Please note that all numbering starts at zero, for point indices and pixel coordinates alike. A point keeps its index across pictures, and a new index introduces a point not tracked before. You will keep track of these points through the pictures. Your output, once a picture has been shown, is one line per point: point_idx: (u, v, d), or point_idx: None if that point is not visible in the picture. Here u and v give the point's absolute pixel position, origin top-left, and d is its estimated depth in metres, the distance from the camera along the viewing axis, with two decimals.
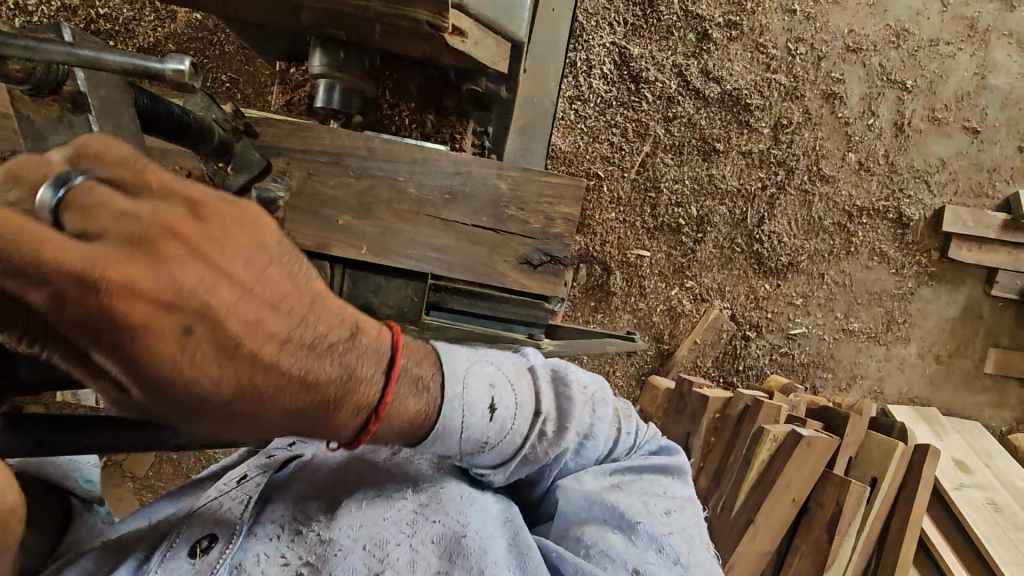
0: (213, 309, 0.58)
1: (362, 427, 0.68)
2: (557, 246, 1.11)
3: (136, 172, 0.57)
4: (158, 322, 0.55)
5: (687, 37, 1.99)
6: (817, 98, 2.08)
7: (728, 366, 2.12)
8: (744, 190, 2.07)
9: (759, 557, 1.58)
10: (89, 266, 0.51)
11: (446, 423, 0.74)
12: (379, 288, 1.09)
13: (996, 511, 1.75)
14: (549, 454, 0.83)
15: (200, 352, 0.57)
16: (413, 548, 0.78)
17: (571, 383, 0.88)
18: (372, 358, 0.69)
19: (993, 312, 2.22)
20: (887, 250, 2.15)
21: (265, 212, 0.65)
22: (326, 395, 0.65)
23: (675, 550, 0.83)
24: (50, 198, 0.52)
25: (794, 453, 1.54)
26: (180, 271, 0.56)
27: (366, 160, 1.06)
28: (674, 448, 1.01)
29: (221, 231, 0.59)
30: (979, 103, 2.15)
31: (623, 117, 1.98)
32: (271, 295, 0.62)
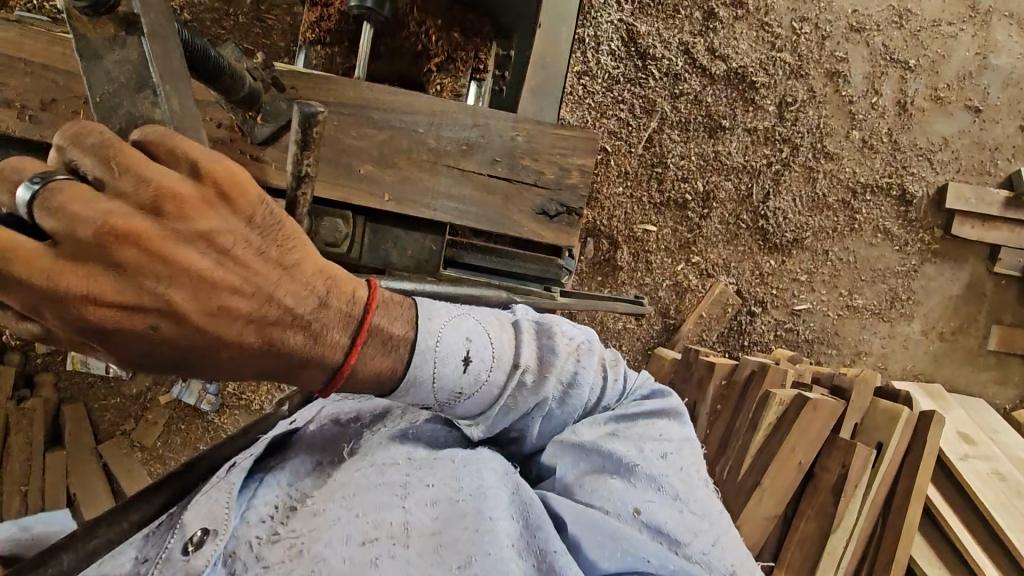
0: (174, 299, 0.55)
1: (325, 386, 0.67)
2: (572, 198, 1.11)
3: (104, 155, 0.52)
4: (126, 324, 0.54)
5: (693, 15, 2.02)
6: (822, 76, 2.11)
7: (734, 340, 2.13)
8: (749, 167, 2.09)
9: (765, 521, 1.59)
10: (53, 278, 0.50)
11: (416, 373, 0.70)
12: (397, 240, 1.11)
13: (1001, 480, 1.76)
14: (530, 403, 0.78)
15: (168, 343, 0.56)
16: (407, 510, 0.72)
17: (555, 334, 0.81)
18: (339, 325, 0.65)
19: (996, 290, 2.24)
20: (891, 227, 2.17)
21: (237, 171, 0.58)
22: (294, 366, 0.64)
23: (673, 487, 0.76)
24: (26, 198, 0.50)
25: (799, 417, 1.55)
26: (143, 274, 0.53)
27: (386, 110, 1.07)
28: (668, 390, 0.92)
29: (183, 218, 0.55)
30: (981, 83, 2.19)
31: (630, 93, 2.01)
32: (236, 279, 0.58)
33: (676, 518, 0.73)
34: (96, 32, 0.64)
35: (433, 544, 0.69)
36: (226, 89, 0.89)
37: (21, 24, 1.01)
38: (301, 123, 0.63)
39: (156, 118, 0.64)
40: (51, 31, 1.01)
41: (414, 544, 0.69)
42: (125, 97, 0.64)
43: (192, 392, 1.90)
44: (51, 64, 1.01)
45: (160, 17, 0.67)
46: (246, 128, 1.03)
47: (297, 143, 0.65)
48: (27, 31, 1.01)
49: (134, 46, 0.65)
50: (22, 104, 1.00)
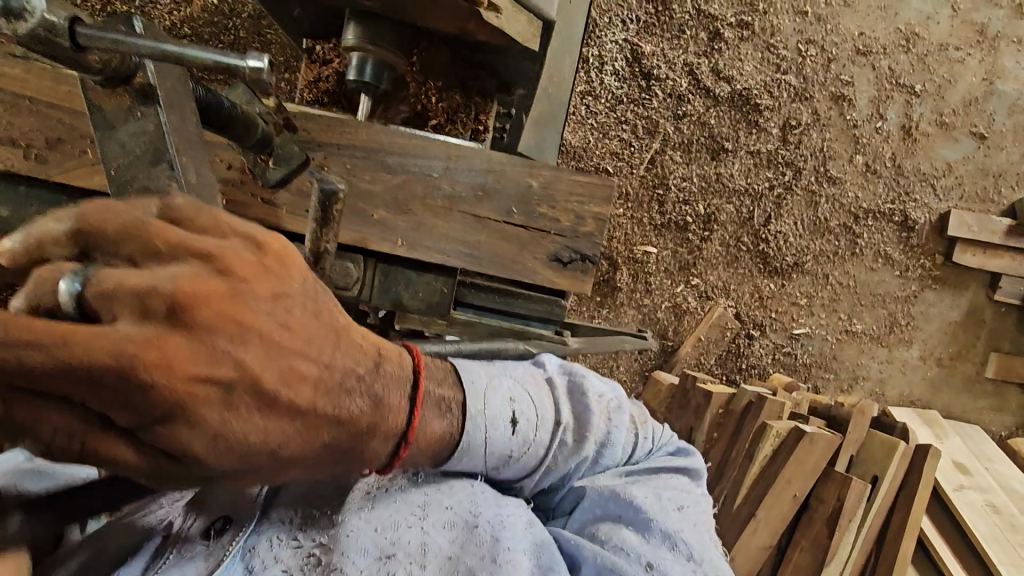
0: (250, 363, 0.55)
1: (392, 456, 0.71)
2: (587, 245, 1.10)
3: (146, 234, 0.50)
4: (202, 395, 0.53)
5: (699, 36, 2.00)
6: (826, 99, 2.09)
7: (731, 363, 2.12)
8: (750, 190, 2.08)
9: (759, 552, 1.59)
10: (121, 355, 0.47)
11: (468, 439, 0.76)
12: (410, 282, 1.09)
13: (996, 512, 1.76)
14: (569, 463, 0.84)
15: (243, 411, 0.56)
16: (425, 531, 0.76)
17: (588, 392, 0.87)
18: (398, 387, 0.70)
19: (995, 317, 2.23)
20: (892, 252, 2.16)
21: (289, 245, 0.61)
22: (358, 434, 0.66)
23: (688, 546, 0.81)
24: (70, 291, 0.47)
25: (797, 448, 1.55)
26: (220, 338, 0.53)
27: (401, 154, 1.06)
28: (691, 448, 0.97)
29: (248, 282, 0.55)
30: (987, 109, 2.17)
31: (634, 114, 1.99)
32: (302, 344, 0.60)
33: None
34: (112, 104, 0.66)
35: (449, 566, 0.73)
36: (236, 138, 0.82)
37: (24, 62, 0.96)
38: (319, 200, 0.74)
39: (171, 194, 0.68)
40: (58, 70, 0.97)
41: (431, 565, 0.73)
42: (142, 169, 0.68)
43: None
44: (59, 103, 0.97)
45: (176, 86, 0.67)
46: (256, 170, 0.93)
47: (317, 220, 0.74)
48: (32, 68, 0.96)
49: (150, 119, 0.67)
50: (27, 143, 0.96)
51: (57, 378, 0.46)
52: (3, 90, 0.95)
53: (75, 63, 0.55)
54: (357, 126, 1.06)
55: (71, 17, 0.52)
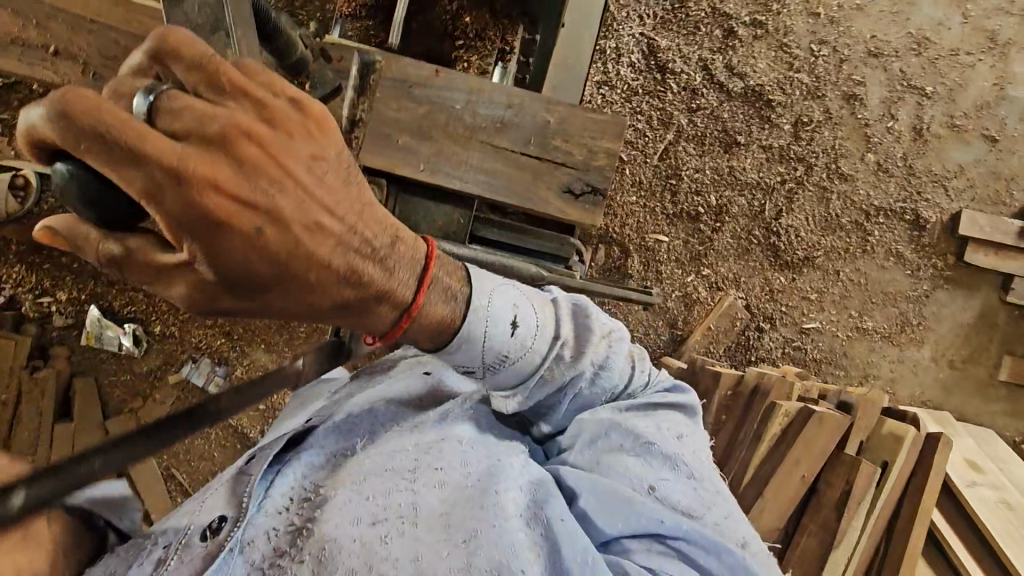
0: (280, 210, 0.57)
1: (393, 326, 0.70)
2: (598, 178, 1.12)
3: (208, 69, 0.55)
4: (235, 218, 0.55)
5: (713, 33, 2.06)
6: (839, 98, 2.13)
7: (740, 355, 2.13)
8: (762, 183, 2.11)
9: (767, 534, 1.57)
10: (180, 161, 0.52)
11: (469, 330, 0.75)
12: (428, 211, 1.14)
13: (1009, 509, 1.72)
14: (566, 376, 0.85)
15: (269, 249, 0.57)
16: (415, 491, 0.78)
17: (590, 313, 0.89)
18: (406, 269, 0.68)
19: (1009, 321, 2.22)
20: (903, 251, 2.17)
21: (326, 112, 0.62)
22: (368, 299, 0.66)
23: (688, 466, 0.83)
24: (142, 106, 0.52)
25: (805, 429, 1.54)
26: (257, 176, 0.56)
27: (427, 86, 1.10)
28: (687, 387, 0.99)
29: (288, 135, 0.58)
30: (998, 113, 2.20)
31: (649, 105, 2.04)
32: (330, 200, 0.61)
33: (689, 494, 0.80)
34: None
35: (440, 520, 0.74)
36: (275, 50, 0.88)
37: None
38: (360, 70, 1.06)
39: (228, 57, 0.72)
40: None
41: (422, 522, 0.74)
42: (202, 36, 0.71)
43: (202, 373, 1.89)
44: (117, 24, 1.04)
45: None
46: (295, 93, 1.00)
47: (356, 86, 1.06)
48: None
49: None
50: (84, 59, 1.03)
51: (126, 169, 0.51)
52: (70, 10, 1.03)
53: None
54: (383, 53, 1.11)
55: None
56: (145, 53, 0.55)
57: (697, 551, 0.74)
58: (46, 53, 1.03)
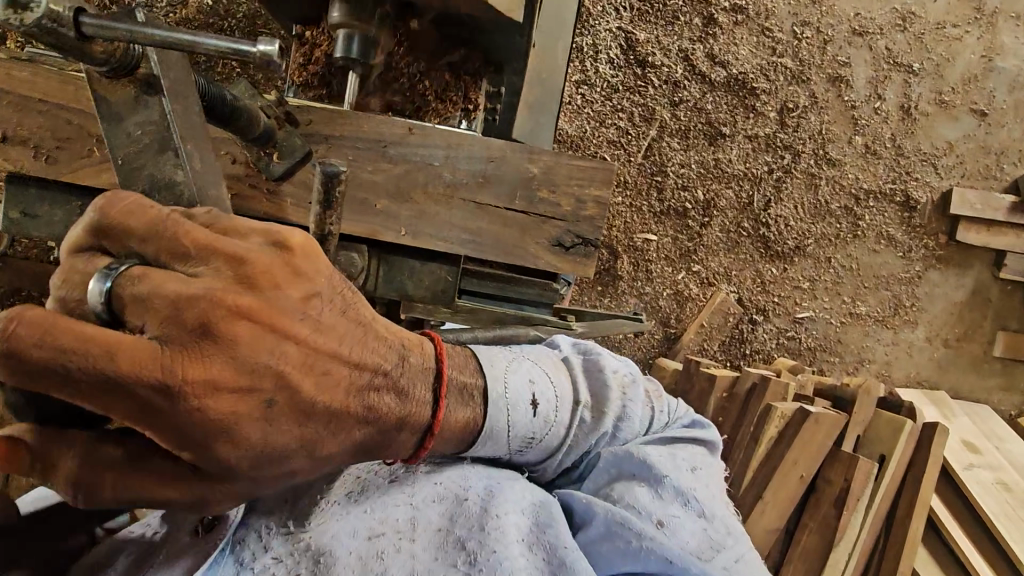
0: (283, 369, 0.61)
1: (418, 447, 0.76)
2: (588, 229, 1.10)
3: (174, 240, 0.56)
4: (243, 408, 0.58)
5: (692, 21, 2.00)
6: (824, 81, 2.08)
7: (735, 349, 2.11)
8: (749, 174, 2.07)
9: (768, 534, 1.58)
10: (166, 370, 0.54)
11: (492, 424, 0.80)
12: (414, 271, 1.10)
13: (1006, 490, 1.75)
14: (590, 440, 0.86)
15: (284, 417, 0.62)
16: (413, 507, 0.77)
17: (605, 368, 0.90)
18: (421, 378, 0.75)
19: (1002, 296, 2.22)
20: (894, 233, 2.15)
21: (315, 245, 0.64)
22: (391, 428, 0.72)
23: (699, 504, 0.83)
24: (100, 289, 0.54)
25: (804, 427, 1.54)
26: (258, 354, 0.59)
27: (401, 144, 1.06)
28: (707, 421, 0.98)
29: (276, 288, 0.60)
30: (986, 86, 2.15)
31: (630, 101, 1.99)
32: (332, 343, 0.65)
33: (697, 535, 0.80)
34: (119, 95, 0.67)
35: (438, 538, 0.75)
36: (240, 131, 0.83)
37: (32, 64, 0.97)
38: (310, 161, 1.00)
39: (178, 180, 0.70)
40: (63, 71, 0.98)
41: (419, 538, 0.74)
42: (149, 157, 0.69)
43: None
44: (67, 104, 0.98)
45: (182, 76, 0.70)
46: (260, 166, 0.97)
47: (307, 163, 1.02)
48: (39, 70, 0.97)
49: (156, 107, 0.68)
50: (36, 144, 0.98)
51: (110, 398, 0.53)
52: (15, 92, 0.96)
53: (81, 54, 0.59)
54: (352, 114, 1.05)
55: (74, 8, 0.54)
56: (89, 225, 0.56)
57: None
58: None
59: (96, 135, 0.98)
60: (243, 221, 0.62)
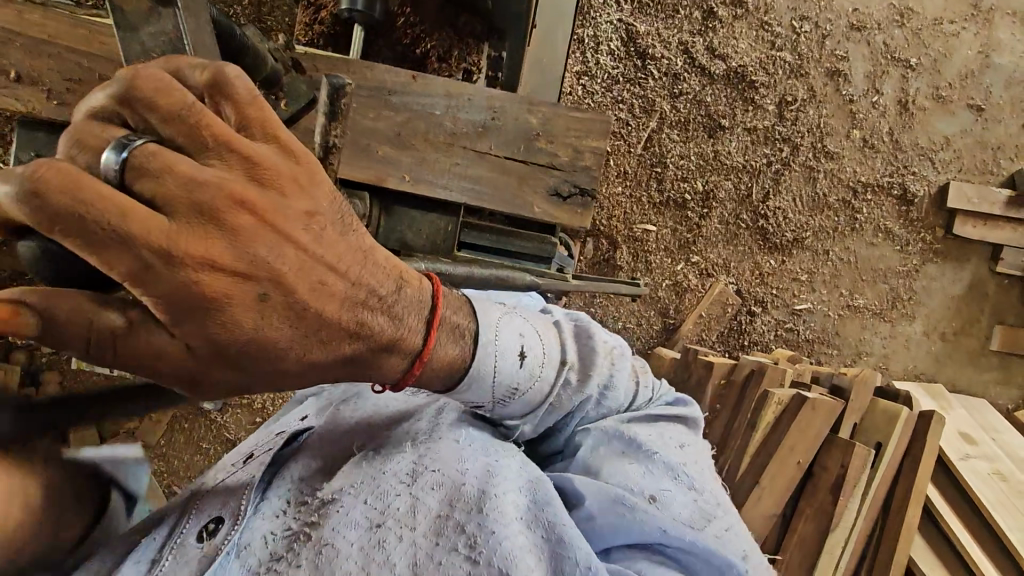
0: (282, 273, 0.58)
1: (405, 373, 0.72)
2: (585, 178, 1.11)
3: (193, 123, 0.53)
4: (237, 296, 0.55)
5: (692, 15, 2.02)
6: (822, 75, 2.10)
7: (734, 340, 2.12)
8: (749, 166, 2.09)
9: (764, 520, 1.59)
10: (172, 240, 0.51)
11: (479, 367, 0.76)
12: (414, 221, 1.12)
13: (1002, 480, 1.75)
14: (573, 402, 0.85)
15: (275, 316, 0.58)
16: (413, 496, 0.75)
17: (593, 335, 0.91)
18: (415, 310, 0.71)
19: (999, 291, 2.23)
20: (892, 227, 2.16)
21: (317, 166, 0.62)
22: (379, 350, 0.68)
23: (689, 478, 0.83)
24: (112, 160, 0.51)
25: (799, 414, 1.55)
26: (256, 245, 0.56)
27: (405, 93, 1.07)
28: (687, 398, 0.99)
29: (283, 195, 0.58)
30: (983, 82, 2.17)
31: (630, 93, 2.01)
32: (332, 257, 0.62)
33: (689, 507, 0.79)
34: (133, 5, 0.70)
35: (438, 522, 0.73)
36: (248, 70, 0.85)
37: (46, 8, 0.98)
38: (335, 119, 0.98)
39: None
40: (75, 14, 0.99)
41: (420, 525, 0.73)
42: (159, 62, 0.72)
43: None
44: (78, 47, 0.98)
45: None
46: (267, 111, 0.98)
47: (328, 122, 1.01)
48: (49, 14, 0.98)
49: (168, 18, 0.71)
50: (48, 87, 0.98)
51: (113, 255, 0.50)
52: (30, 36, 0.97)
53: None
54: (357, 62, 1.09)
55: None
56: (112, 96, 0.53)
57: (695, 561, 0.75)
58: (6, 79, 0.97)
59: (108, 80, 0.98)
60: (267, 104, 0.58)
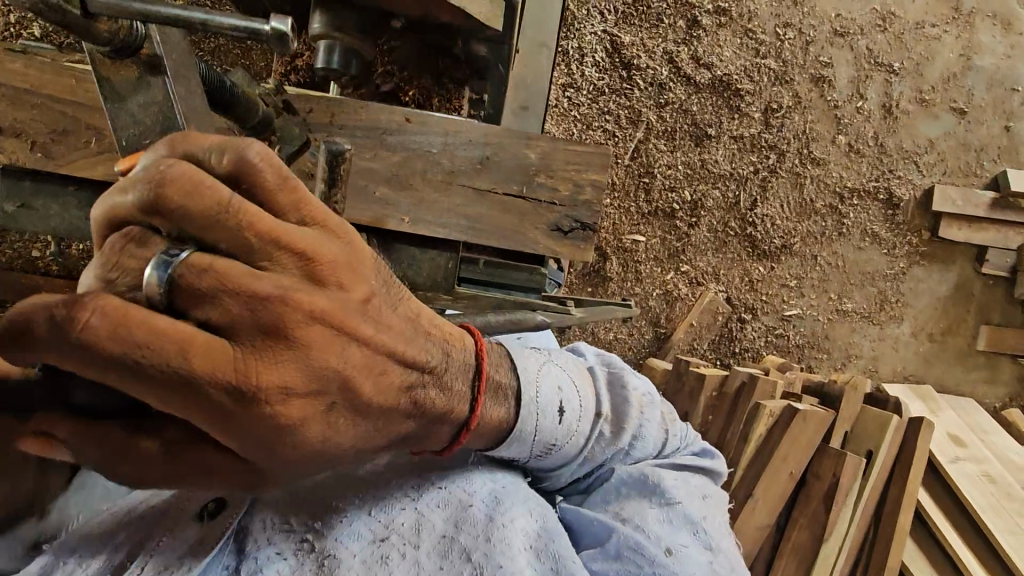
0: (348, 374, 0.57)
1: (452, 441, 0.73)
2: (586, 213, 1.11)
3: (235, 228, 0.49)
4: (312, 411, 0.56)
5: (677, 24, 2.01)
6: (807, 81, 2.11)
7: (724, 348, 2.13)
8: (736, 174, 2.09)
9: (759, 531, 1.60)
10: (239, 370, 0.50)
11: (521, 427, 0.78)
12: (413, 261, 1.09)
13: (991, 482, 1.77)
14: (606, 453, 0.87)
15: (343, 417, 0.59)
16: (418, 511, 0.77)
17: (628, 385, 0.89)
18: (461, 376, 0.72)
19: (984, 291, 2.25)
20: (878, 230, 2.18)
21: (360, 242, 0.59)
22: (431, 422, 0.70)
23: (708, 535, 0.85)
24: (159, 279, 0.48)
25: (790, 426, 1.57)
26: (325, 355, 0.55)
27: (401, 133, 1.07)
28: (714, 450, 1.01)
29: (341, 289, 0.56)
30: (965, 84, 2.19)
31: (616, 104, 2.00)
32: (390, 342, 0.61)
33: (705, 565, 0.82)
34: (119, 76, 0.61)
35: (443, 544, 0.75)
36: (236, 116, 0.77)
37: (26, 55, 0.95)
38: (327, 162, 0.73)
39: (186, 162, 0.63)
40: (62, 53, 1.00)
41: (423, 544, 0.75)
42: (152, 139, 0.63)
43: None
44: (62, 97, 0.95)
45: (184, 57, 0.64)
46: None
47: (325, 182, 0.73)
48: (33, 62, 0.95)
49: (157, 88, 0.61)
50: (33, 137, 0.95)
51: (177, 398, 0.49)
52: (8, 86, 0.94)
53: (86, 32, 0.53)
54: (347, 103, 1.08)
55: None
56: (136, 205, 0.48)
57: None
58: None
59: (96, 126, 0.96)
60: (298, 182, 0.53)
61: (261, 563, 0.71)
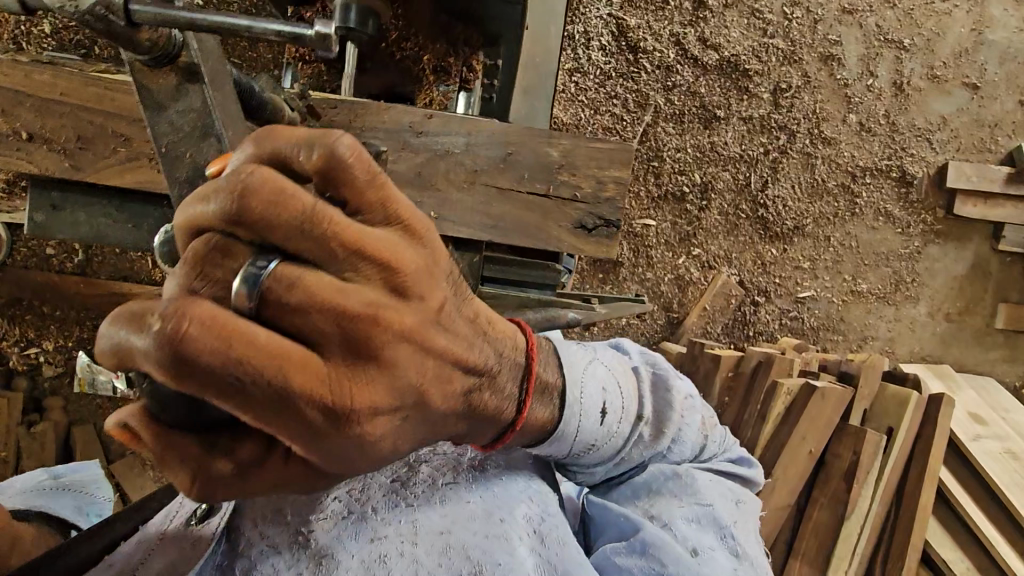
0: (423, 387, 0.52)
1: (497, 438, 0.67)
2: (609, 210, 1.10)
3: (323, 238, 0.43)
4: (388, 427, 0.50)
5: (683, 6, 2.00)
6: (816, 61, 2.09)
7: (738, 332, 2.12)
8: (746, 156, 2.07)
9: (779, 511, 1.59)
10: (332, 391, 0.45)
11: (564, 428, 0.72)
12: None
13: (1012, 458, 1.75)
14: (644, 454, 0.82)
15: (411, 427, 0.53)
16: (418, 508, 0.70)
17: (672, 388, 0.84)
18: (513, 376, 0.64)
19: (1002, 268, 2.23)
20: (892, 210, 2.15)
21: (438, 243, 0.52)
22: (477, 422, 0.63)
23: (737, 541, 0.80)
24: (248, 289, 0.42)
25: (809, 405, 1.56)
26: (405, 370, 0.49)
27: (421, 133, 1.05)
28: (751, 459, 0.96)
29: (422, 300, 0.50)
30: (978, 59, 2.16)
31: (623, 88, 1.98)
32: (460, 348, 0.55)
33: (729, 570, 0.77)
34: (160, 83, 0.59)
35: (441, 541, 0.68)
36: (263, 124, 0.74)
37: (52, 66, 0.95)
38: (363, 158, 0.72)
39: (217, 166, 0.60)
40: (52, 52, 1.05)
41: (422, 541, 0.68)
42: (190, 145, 0.60)
43: None
44: (88, 104, 0.95)
45: (219, 62, 0.61)
46: None
47: None
48: (59, 72, 0.94)
49: (195, 94, 0.59)
50: (61, 143, 0.95)
51: (270, 415, 0.43)
52: (34, 95, 0.94)
53: (125, 38, 0.53)
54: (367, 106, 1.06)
55: None
56: (223, 216, 0.42)
57: None
58: (17, 140, 0.94)
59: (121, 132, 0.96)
60: (387, 179, 0.47)
61: (256, 560, 0.65)
